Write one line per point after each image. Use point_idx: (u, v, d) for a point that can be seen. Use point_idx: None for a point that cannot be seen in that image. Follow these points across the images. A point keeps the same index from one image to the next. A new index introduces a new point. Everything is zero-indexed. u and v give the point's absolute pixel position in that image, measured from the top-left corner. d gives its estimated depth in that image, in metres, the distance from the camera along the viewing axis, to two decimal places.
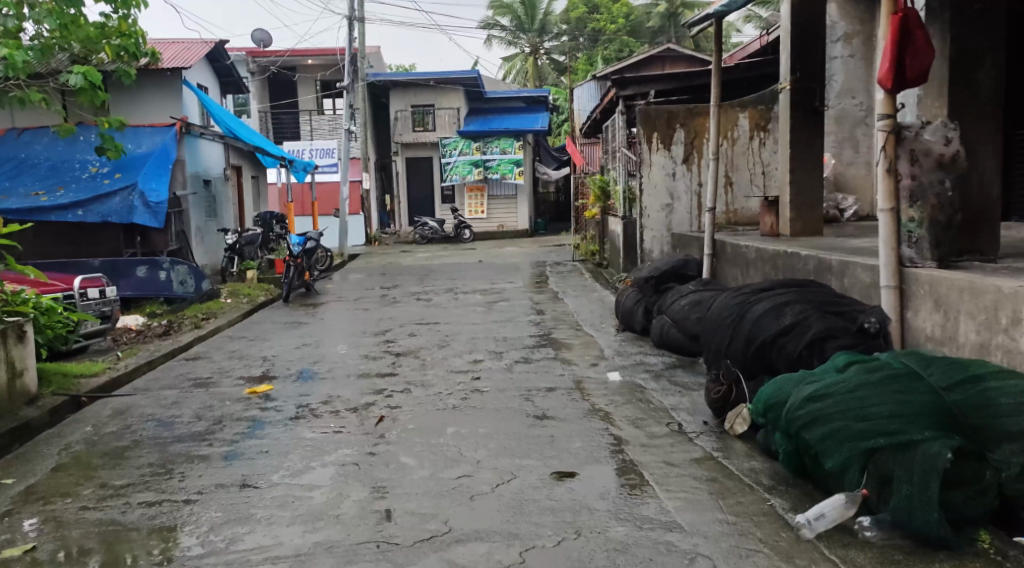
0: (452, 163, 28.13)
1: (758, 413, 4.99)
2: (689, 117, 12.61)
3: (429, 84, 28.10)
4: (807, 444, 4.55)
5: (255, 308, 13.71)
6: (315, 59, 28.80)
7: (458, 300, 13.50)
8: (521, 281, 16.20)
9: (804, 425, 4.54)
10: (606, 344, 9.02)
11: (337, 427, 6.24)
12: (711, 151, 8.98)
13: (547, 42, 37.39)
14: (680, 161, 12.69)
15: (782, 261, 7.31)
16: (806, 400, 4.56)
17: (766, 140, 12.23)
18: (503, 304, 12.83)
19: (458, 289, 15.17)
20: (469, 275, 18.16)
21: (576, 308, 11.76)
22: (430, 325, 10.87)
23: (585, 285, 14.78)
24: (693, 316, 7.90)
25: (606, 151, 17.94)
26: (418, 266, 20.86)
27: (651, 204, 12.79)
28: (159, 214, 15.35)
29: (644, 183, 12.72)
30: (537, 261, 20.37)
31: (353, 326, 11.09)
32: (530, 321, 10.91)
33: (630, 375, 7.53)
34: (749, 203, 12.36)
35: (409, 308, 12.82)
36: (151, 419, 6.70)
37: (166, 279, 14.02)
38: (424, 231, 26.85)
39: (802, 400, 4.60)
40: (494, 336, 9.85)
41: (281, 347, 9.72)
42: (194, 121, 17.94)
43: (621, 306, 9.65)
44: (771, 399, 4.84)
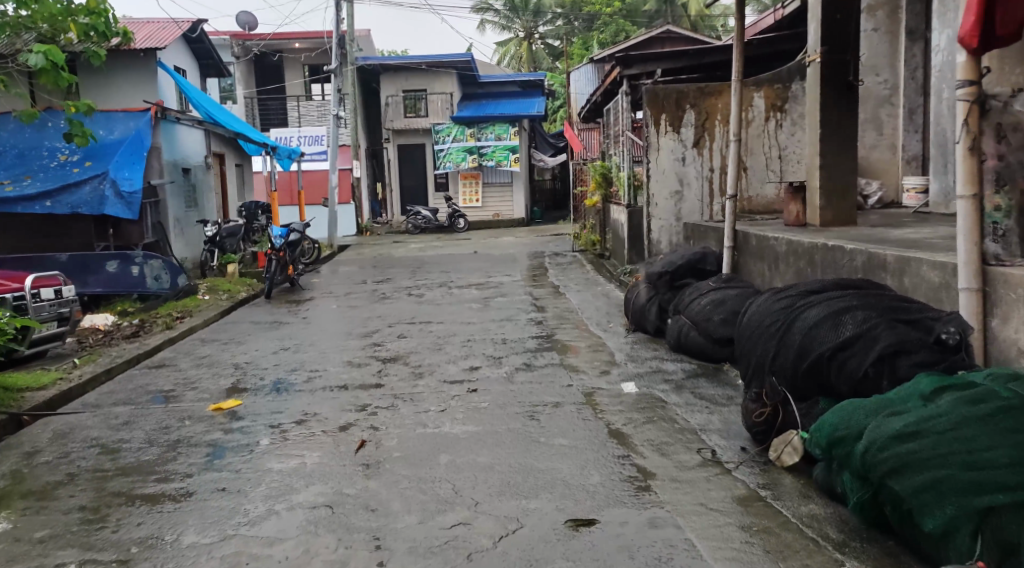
0: (445, 150, 27.17)
1: (816, 445, 4.19)
2: (700, 98, 11.69)
3: (421, 68, 27.12)
4: (896, 496, 3.80)
5: (235, 306, 12.78)
6: (301, 42, 27.82)
7: (453, 296, 12.60)
8: (520, 274, 15.28)
9: (890, 472, 3.78)
10: (616, 348, 8.15)
11: (310, 455, 5.35)
12: (730, 131, 8.09)
13: (541, 26, 36.43)
14: (690, 145, 11.79)
15: (819, 255, 6.43)
16: (891, 440, 3.80)
17: (783, 121, 11.32)
18: (500, 301, 11.91)
19: (452, 283, 14.25)
20: (464, 267, 17.21)
21: (581, 305, 10.86)
22: (421, 325, 9.96)
23: (588, 279, 13.86)
24: (715, 317, 7.07)
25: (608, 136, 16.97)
26: (411, 258, 19.91)
27: (659, 192, 11.91)
28: (133, 205, 14.45)
29: (651, 169, 11.84)
30: (535, 252, 19.43)
31: (337, 326, 10.18)
32: (531, 321, 10.02)
33: (646, 385, 6.66)
34: (765, 190, 11.48)
35: (398, 305, 11.91)
36: (98, 443, 5.84)
37: (139, 275, 13.10)
38: (417, 221, 25.93)
39: (887, 439, 3.83)
40: (491, 338, 8.96)
41: (257, 351, 8.83)
42: (171, 106, 17.01)
43: (631, 303, 8.78)
44: (837, 432, 4.06)
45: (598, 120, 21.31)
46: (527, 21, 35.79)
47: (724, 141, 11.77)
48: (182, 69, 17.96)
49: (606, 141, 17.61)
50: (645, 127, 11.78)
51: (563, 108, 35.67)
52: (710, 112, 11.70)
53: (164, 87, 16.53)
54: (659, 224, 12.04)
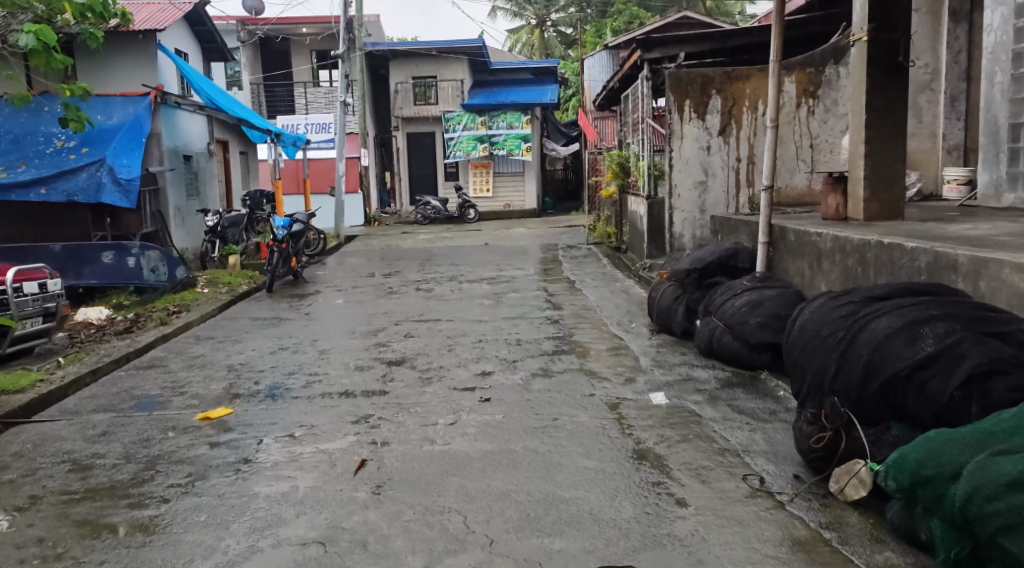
0: (455, 139, 26.54)
1: (898, 485, 3.87)
2: (726, 82, 11.08)
3: (431, 54, 26.49)
4: (1000, 554, 3.53)
5: (235, 300, 12.18)
6: (309, 27, 27.21)
7: (463, 291, 11.97)
8: (532, 268, 14.64)
9: (1000, 529, 3.51)
10: (640, 351, 7.53)
11: (306, 475, 4.77)
12: (766, 117, 7.48)
13: (553, 13, 35.94)
14: (715, 133, 11.19)
15: (872, 253, 5.80)
16: (1003, 489, 3.51)
17: (815, 109, 10.82)
18: (514, 297, 11.29)
19: (462, 277, 13.63)
20: (474, 260, 16.60)
21: (599, 304, 10.23)
22: (430, 324, 9.34)
23: (604, 274, 13.23)
24: (752, 321, 6.46)
25: (626, 124, 16.55)
26: (419, 249, 19.30)
27: (682, 183, 11.31)
28: (130, 192, 13.85)
29: (673, 159, 11.25)
30: (547, 244, 18.81)
31: (341, 324, 9.59)
32: (546, 321, 9.39)
33: (679, 396, 6.03)
34: (795, 181, 10.89)
35: (405, 301, 11.29)
36: (71, 457, 5.26)
37: (136, 266, 12.45)
38: (426, 211, 25.36)
39: (996, 488, 3.54)
40: (505, 339, 8.34)
41: (254, 351, 8.24)
42: (172, 90, 16.43)
43: (655, 303, 8.21)
44: (930, 474, 3.74)
45: (613, 108, 20.66)
46: (539, 9, 35.83)
47: (751, 128, 11.17)
48: (185, 53, 17.37)
49: (622, 130, 16.96)
50: (667, 113, 11.18)
51: (574, 97, 34.96)
52: (737, 98, 11.10)
53: (164, 71, 15.96)
54: (682, 217, 11.43)
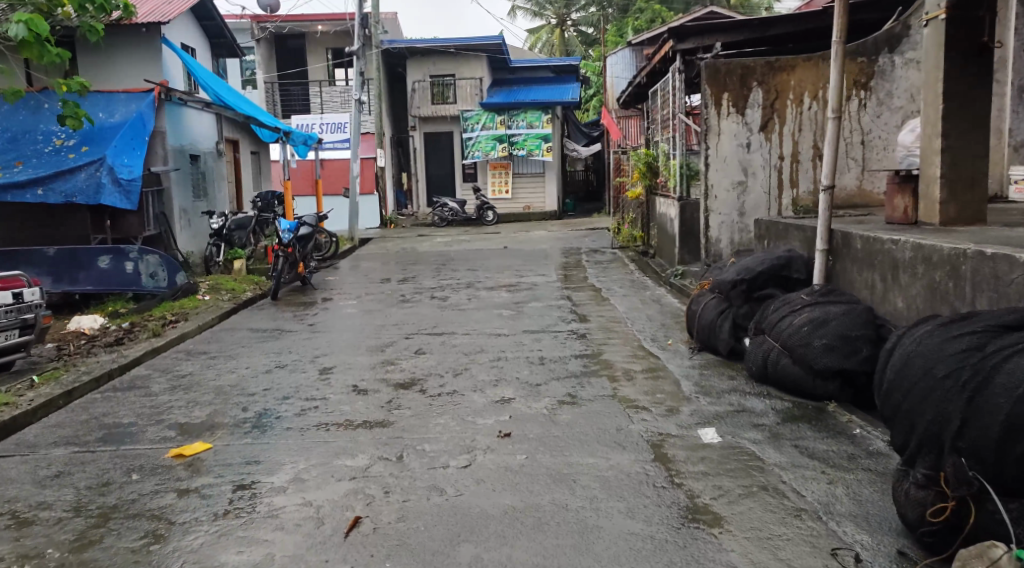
0: (474, 138, 25.65)
1: None
2: (768, 73, 10.27)
3: (449, 51, 25.66)
4: None
5: (237, 308, 11.32)
6: (324, 24, 26.44)
7: (482, 300, 11.08)
8: (555, 274, 13.74)
9: None
10: (683, 374, 6.60)
11: (289, 541, 3.91)
12: (828, 107, 6.54)
13: (574, 13, 35.15)
14: (756, 129, 10.38)
15: (968, 266, 4.96)
16: None
17: (867, 102, 10.09)
18: (538, 307, 10.39)
19: (480, 284, 12.76)
20: (492, 265, 15.72)
21: (630, 317, 9.33)
22: (445, 338, 8.46)
23: (632, 281, 12.31)
24: (816, 343, 5.54)
25: (654, 122, 15.71)
26: (435, 253, 18.46)
27: (719, 182, 10.49)
28: (131, 193, 13.06)
29: (709, 156, 10.46)
30: (569, 248, 17.90)
31: (347, 336, 8.73)
32: (574, 335, 8.49)
33: (737, 432, 5.11)
34: (844, 181, 10.15)
35: (419, 310, 10.38)
36: (10, 508, 4.40)
37: (133, 271, 11.60)
38: (444, 213, 24.53)
39: None
40: (530, 357, 7.44)
41: (248, 369, 7.37)
42: (177, 86, 15.58)
43: (695, 317, 7.36)
44: None
45: (639, 105, 19.75)
46: (559, 9, 34.89)
47: (796, 124, 10.31)
48: (192, 48, 16.53)
49: (651, 129, 16.04)
50: (703, 108, 10.42)
51: (596, 97, 34.01)
52: (780, 90, 10.27)
53: (169, 66, 15.14)
54: (718, 220, 10.61)
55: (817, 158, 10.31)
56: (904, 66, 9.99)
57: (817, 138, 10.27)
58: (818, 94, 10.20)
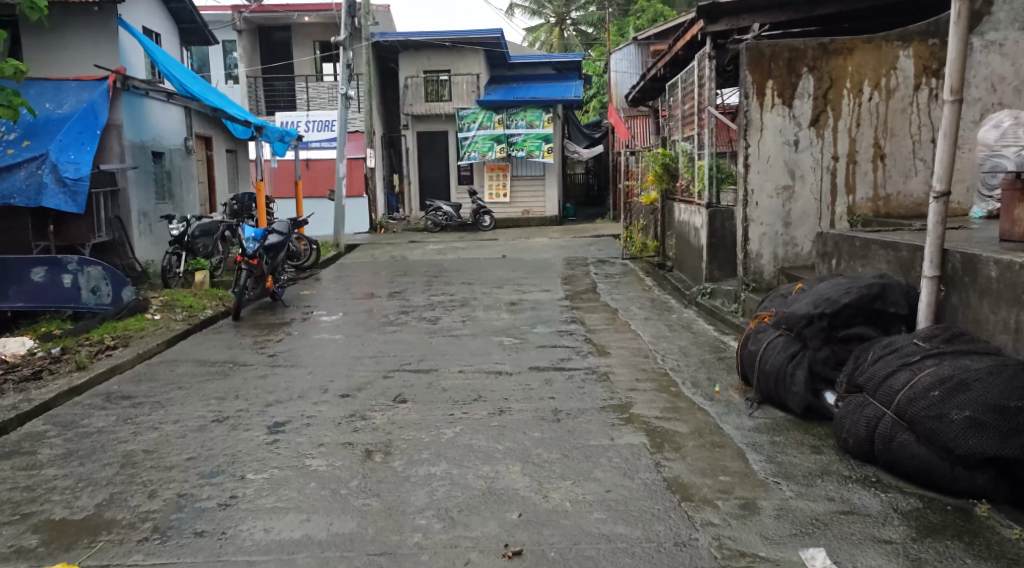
0: (470, 139, 23.93)
1: None
2: (822, 57, 8.79)
3: (444, 45, 24.02)
4: None
5: (193, 329, 9.61)
6: (312, 16, 24.74)
7: (481, 323, 9.41)
8: (563, 290, 12.07)
9: None
10: (747, 440, 5.01)
11: None
12: (946, 88, 5.27)
13: (574, 12, 33.83)
14: (806, 123, 8.87)
15: None
16: None
17: (939, 92, 8.73)
18: (547, 333, 8.74)
19: (477, 302, 11.09)
20: (489, 277, 14.07)
21: (660, 351, 7.70)
22: (433, 379, 6.79)
23: (654, 301, 10.64)
24: (956, 417, 4.32)
25: (671, 121, 14.10)
26: (426, 262, 16.80)
27: (763, 187, 8.96)
28: (78, 194, 11.40)
29: (749, 157, 8.92)
30: (573, 258, 16.26)
31: (311, 374, 7.07)
32: (596, 376, 6.83)
33: (857, 551, 3.96)
34: (909, 187, 8.85)
35: (406, 337, 8.74)
36: None
37: (72, 286, 9.71)
38: (437, 217, 22.93)
39: None
40: (543, 411, 5.78)
41: (178, 419, 5.73)
42: (138, 75, 13.78)
43: (750, 356, 5.79)
44: None
45: (651, 103, 18.17)
46: (559, 7, 33.26)
47: (853, 118, 8.83)
48: (156, 34, 14.82)
49: (668, 127, 14.41)
50: (743, 99, 8.93)
51: (597, 97, 32.44)
52: (835, 77, 8.78)
53: (128, 52, 13.38)
54: (760, 231, 9.02)
55: (879, 159, 8.83)
56: (984, 50, 8.38)
57: (877, 134, 8.80)
58: (879, 83, 8.75)
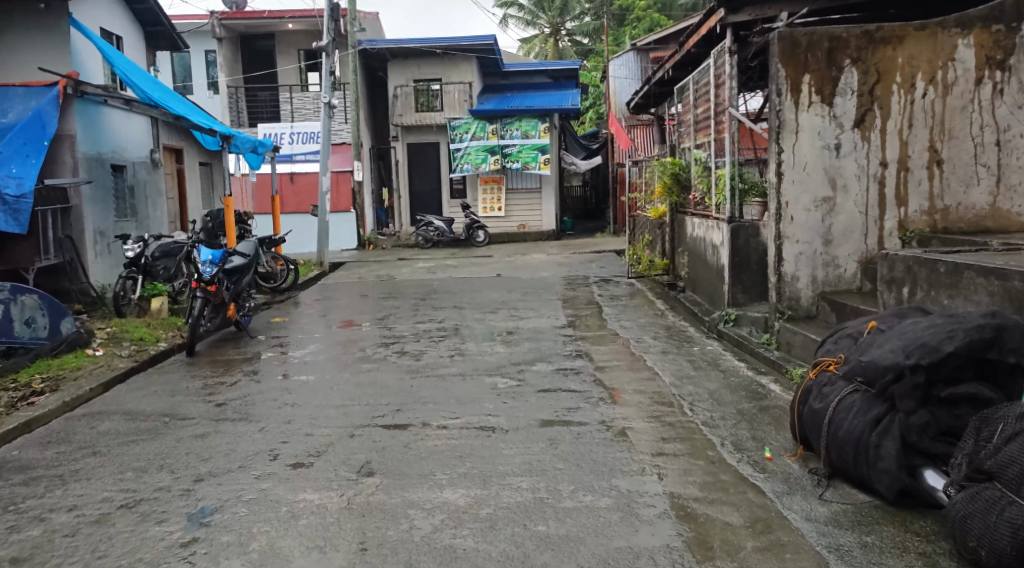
0: (462, 150, 22.61)
1: None
2: (867, 47, 7.53)
3: (435, 52, 22.79)
4: None
5: (139, 368, 8.26)
6: (297, 24, 23.48)
7: (472, 358, 8.11)
8: (565, 316, 10.76)
9: None
10: (828, 542, 4.02)
11: None
12: None
13: (569, 23, 32.76)
14: (849, 124, 7.60)
15: None
16: None
17: (1005, 87, 7.47)
18: (549, 372, 7.43)
19: (467, 331, 9.79)
20: (482, 299, 12.78)
21: (687, 396, 6.40)
22: (409, 441, 5.49)
23: (669, 329, 9.34)
24: None
25: (681, 127, 12.85)
26: (415, 282, 15.50)
27: (799, 198, 7.68)
28: (20, 213, 10.04)
29: (783, 163, 7.65)
30: (573, 277, 15.01)
31: (261, 432, 5.76)
32: (611, 435, 5.51)
33: None
34: (970, 198, 7.58)
35: (384, 377, 7.45)
36: None
37: (6, 318, 8.08)
38: (429, 233, 21.68)
39: None
40: (547, 491, 4.51)
41: (75, 504, 4.45)
42: (97, 81, 12.44)
43: (809, 415, 4.68)
44: None
45: (655, 111, 16.94)
46: (553, 17, 32.10)
47: (904, 117, 7.56)
48: (117, 36, 13.49)
49: (678, 135, 13.14)
50: (775, 97, 7.66)
51: (593, 108, 31.31)
52: (883, 71, 7.53)
53: (82, 57, 12.04)
54: (796, 250, 7.73)
55: (935, 165, 7.56)
56: None
57: (934, 135, 7.53)
58: (934, 77, 7.50)
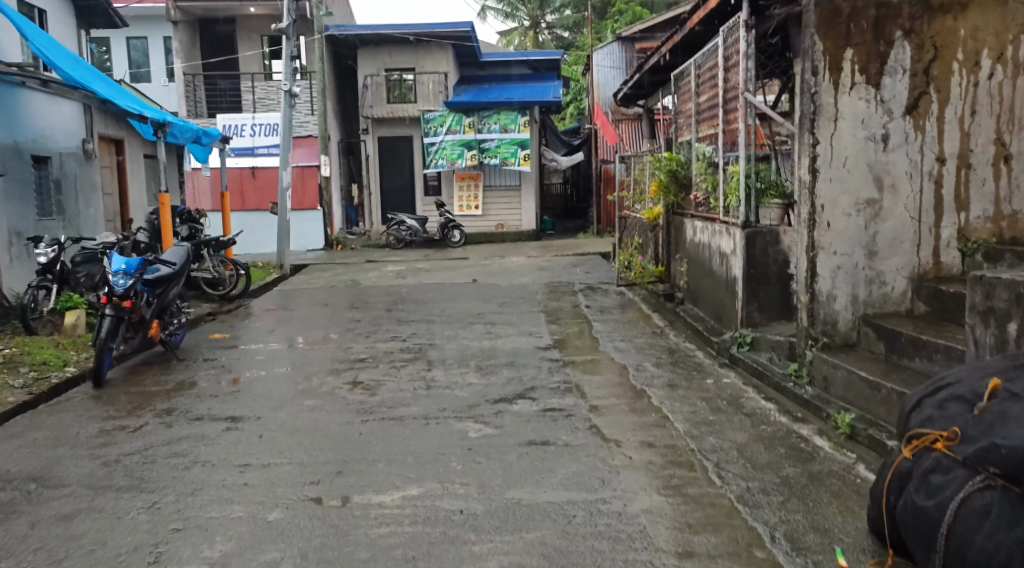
0: (437, 144, 21.10)
1: None
2: (922, 16, 6.14)
3: (408, 40, 21.31)
4: None
5: (32, 402, 6.81)
6: (258, 7, 21.93)
7: (439, 393, 6.69)
8: (550, 333, 9.36)
9: None
10: None
11: None
12: None
13: (548, 16, 31.39)
14: (899, 110, 6.21)
15: None
16: None
17: None
18: (530, 414, 6.01)
19: (436, 352, 8.37)
20: (456, 310, 11.36)
21: (708, 455, 5.02)
22: (343, 530, 4.16)
23: (673, 354, 7.95)
24: None
25: (678, 119, 11.48)
26: (382, 288, 14.06)
27: (837, 201, 6.29)
28: None
29: (818, 157, 6.27)
30: (556, 284, 13.63)
31: (149, 515, 4.35)
32: (617, 522, 4.16)
33: None
34: None
35: (327, 418, 6.04)
36: None
37: None
38: (400, 233, 20.19)
39: None
40: None
41: None
42: (11, 60, 10.91)
43: (915, 514, 3.71)
44: None
45: (645, 103, 15.59)
46: (533, 9, 30.69)
47: (966, 102, 6.18)
48: (39, 9, 12.03)
49: (674, 128, 11.77)
50: (809, 78, 6.27)
51: (574, 103, 29.94)
52: (941, 46, 6.14)
53: None
54: (833, 263, 6.33)
55: (1002, 162, 6.21)
56: None
57: (1001, 124, 6.17)
58: (1003, 54, 6.12)
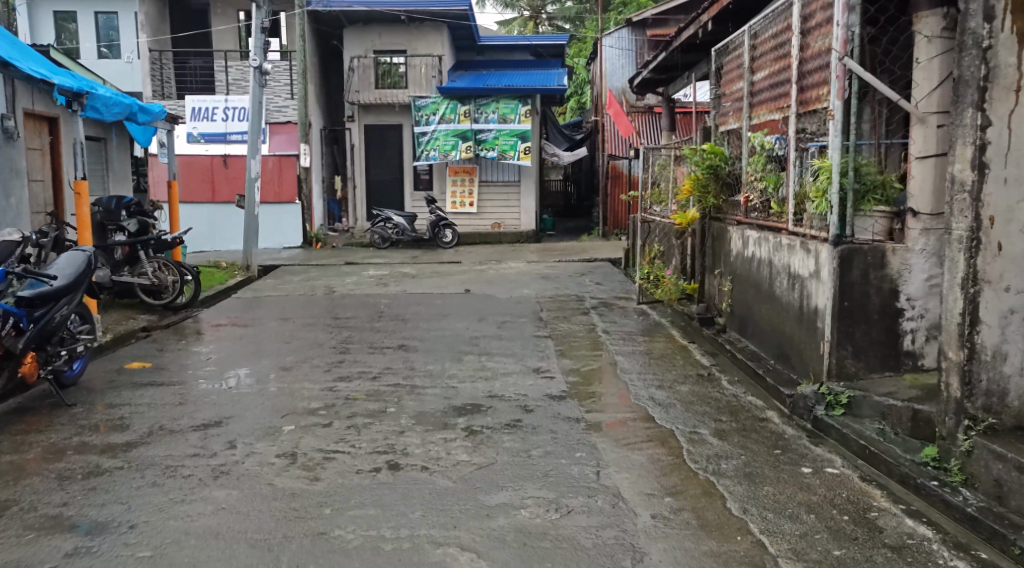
0: (428, 134, 18.89)
1: None
2: None
3: (400, 19, 19.13)
4: None
5: None
6: None
7: (411, 480, 4.57)
8: (563, 372, 7.21)
9: None
10: None
11: None
12: None
13: (549, 5, 29.39)
14: None
15: None
16: None
17: None
18: (547, 536, 3.91)
19: (413, 401, 6.24)
20: (443, 332, 9.21)
21: None
22: None
23: (735, 415, 5.82)
24: None
25: (718, 105, 9.39)
26: (358, 299, 11.91)
27: (1013, 211, 4.21)
28: None
29: (989, 145, 4.19)
30: (562, 298, 11.51)
31: None
32: None
33: None
34: None
35: (234, 530, 3.97)
36: None
37: None
38: (386, 231, 18.07)
39: None
40: None
41: None
42: None
43: None
44: None
45: (664, 90, 13.51)
46: None
47: None
48: None
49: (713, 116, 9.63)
50: (980, 26, 4.19)
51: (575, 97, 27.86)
52: None
53: None
54: (1004, 306, 4.25)
55: None
56: None
57: None
58: None
